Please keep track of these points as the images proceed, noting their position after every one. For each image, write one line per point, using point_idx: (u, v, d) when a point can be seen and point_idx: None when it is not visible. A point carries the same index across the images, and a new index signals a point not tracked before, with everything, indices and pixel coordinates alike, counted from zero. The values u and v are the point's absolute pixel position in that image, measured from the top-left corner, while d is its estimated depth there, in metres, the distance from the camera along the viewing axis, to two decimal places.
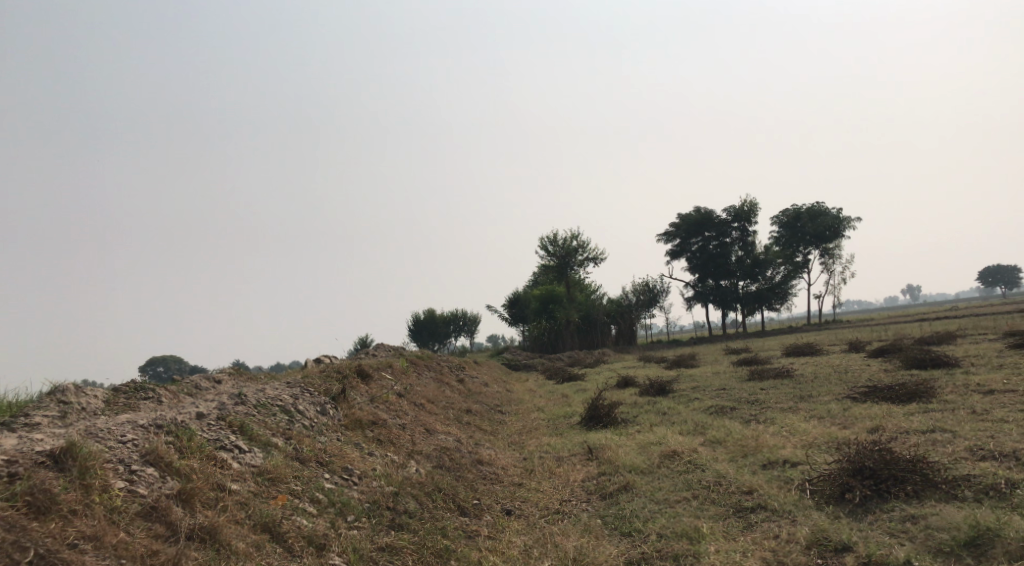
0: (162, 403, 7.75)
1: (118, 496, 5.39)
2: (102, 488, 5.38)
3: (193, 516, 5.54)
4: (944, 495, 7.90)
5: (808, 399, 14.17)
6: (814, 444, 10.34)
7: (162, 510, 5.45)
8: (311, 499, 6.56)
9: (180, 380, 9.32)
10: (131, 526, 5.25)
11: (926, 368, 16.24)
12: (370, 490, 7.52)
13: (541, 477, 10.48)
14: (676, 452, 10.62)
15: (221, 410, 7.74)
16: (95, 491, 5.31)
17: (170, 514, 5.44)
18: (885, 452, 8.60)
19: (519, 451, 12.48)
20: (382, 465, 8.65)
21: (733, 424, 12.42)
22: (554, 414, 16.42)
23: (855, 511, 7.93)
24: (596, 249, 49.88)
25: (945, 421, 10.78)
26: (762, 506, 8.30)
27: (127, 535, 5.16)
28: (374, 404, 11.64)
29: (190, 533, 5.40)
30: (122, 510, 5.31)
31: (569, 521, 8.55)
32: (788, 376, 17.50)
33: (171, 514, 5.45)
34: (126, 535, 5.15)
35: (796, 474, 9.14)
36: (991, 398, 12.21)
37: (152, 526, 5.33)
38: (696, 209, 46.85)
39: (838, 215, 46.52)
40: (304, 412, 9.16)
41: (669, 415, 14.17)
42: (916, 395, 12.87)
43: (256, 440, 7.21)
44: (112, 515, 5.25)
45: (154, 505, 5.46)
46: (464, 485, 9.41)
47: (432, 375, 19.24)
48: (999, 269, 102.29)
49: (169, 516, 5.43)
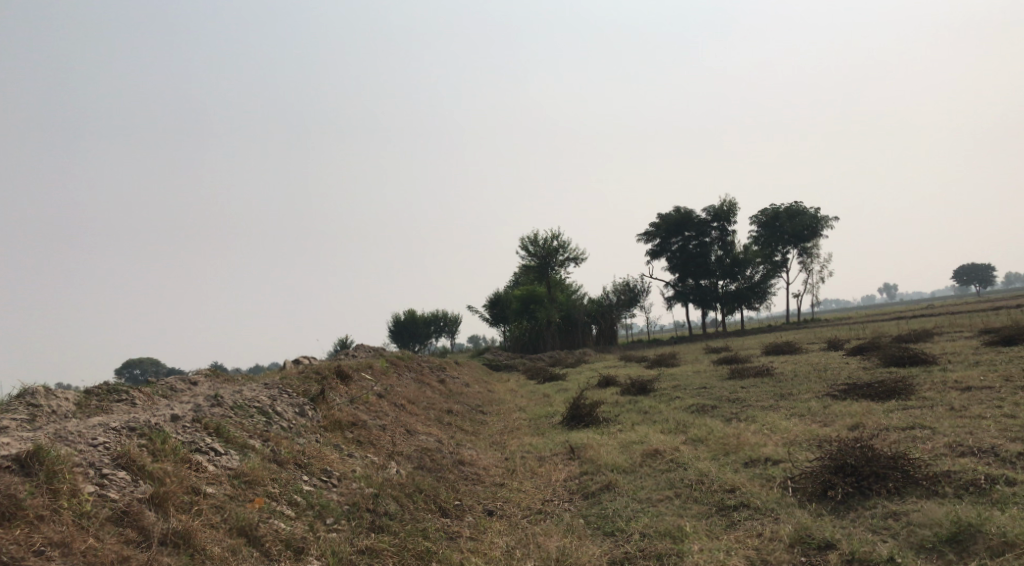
0: (136, 405, 7.60)
1: (88, 501, 5.25)
2: (71, 493, 5.23)
3: (166, 520, 5.40)
4: (925, 491, 7.92)
5: (789, 397, 14.21)
6: (796, 442, 10.35)
7: (134, 515, 5.31)
8: (289, 502, 6.44)
9: (156, 382, 9.16)
10: (102, 531, 5.11)
11: (904, 365, 16.35)
12: (350, 492, 7.40)
13: (523, 477, 10.41)
14: (658, 451, 10.59)
15: (197, 412, 7.60)
16: (63, 497, 5.17)
17: (142, 519, 5.31)
18: (866, 449, 8.60)
19: (500, 451, 12.41)
20: (362, 467, 8.53)
21: (714, 422, 12.41)
22: (536, 414, 16.36)
23: (837, 509, 7.92)
24: (579, 251, 46.41)
25: (924, 418, 10.83)
26: (745, 504, 8.27)
27: (97, 541, 5.02)
28: (354, 405, 11.53)
29: (163, 539, 5.27)
30: (92, 515, 5.16)
31: (552, 521, 8.48)
32: (768, 374, 17.57)
33: (143, 519, 5.31)
34: (96, 541, 5.01)
35: (778, 471, 9.14)
36: (968, 394, 12.30)
37: (124, 531, 5.20)
38: (676, 209, 46.98)
39: (816, 214, 46.85)
40: (282, 413, 9.04)
41: (650, 414, 14.16)
42: (895, 392, 12.94)
43: (233, 442, 7.08)
44: (82, 520, 5.10)
45: (125, 510, 5.32)
46: (446, 486, 9.31)
47: (412, 376, 19.13)
48: (973, 268, 103.55)
49: (141, 521, 5.30)
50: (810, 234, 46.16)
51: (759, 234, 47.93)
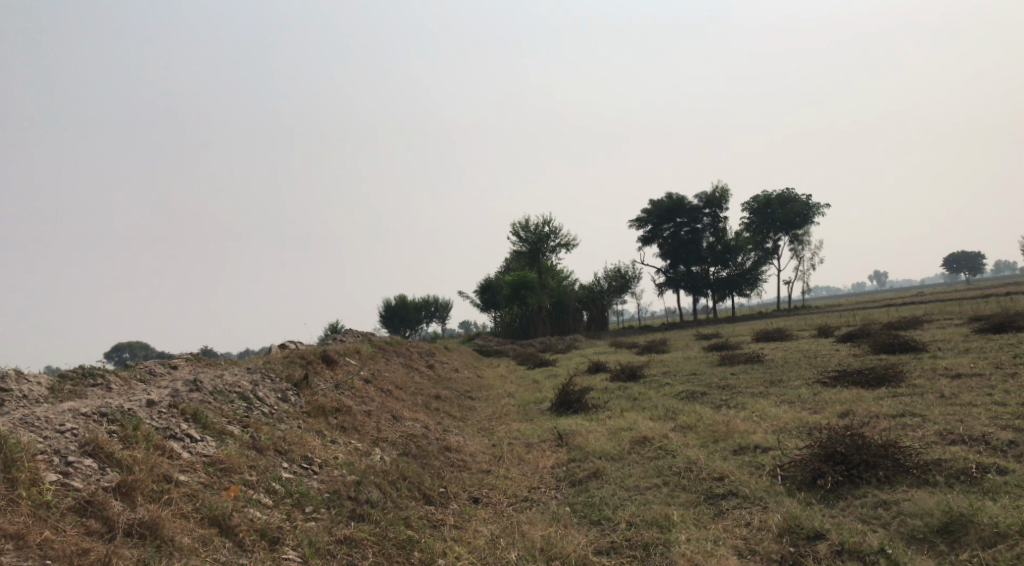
0: (111, 390, 7.41)
1: (49, 490, 5.07)
2: (31, 482, 5.06)
3: (133, 510, 5.23)
4: (916, 480, 7.82)
5: (779, 384, 14.12)
6: (785, 429, 10.25)
7: (98, 505, 5.14)
8: (267, 490, 6.29)
9: (134, 365, 8.95)
10: (62, 522, 4.93)
11: (894, 352, 16.28)
12: (331, 480, 7.24)
13: (510, 463, 10.28)
14: (647, 438, 10.48)
15: (174, 397, 7.41)
16: (22, 486, 4.99)
17: (106, 509, 5.13)
18: (856, 437, 8.49)
19: (488, 437, 12.28)
20: (344, 453, 8.37)
21: (704, 409, 12.30)
22: (525, 400, 16.24)
23: (827, 497, 7.82)
24: (568, 235, 47.05)
25: (914, 406, 10.74)
26: (733, 492, 8.16)
27: (56, 533, 4.84)
28: (339, 390, 11.35)
29: (129, 530, 5.10)
30: (53, 505, 4.99)
31: (538, 509, 8.35)
32: (758, 361, 17.47)
33: (108, 509, 5.14)
34: (54, 533, 4.84)
35: (767, 459, 9.03)
36: (959, 382, 12.22)
37: (86, 522, 5.02)
38: (667, 195, 46.91)
39: (807, 201, 46.81)
40: (264, 399, 8.86)
41: (640, 401, 14.04)
42: (884, 380, 12.87)
43: (211, 429, 6.90)
44: (41, 511, 4.93)
45: (89, 500, 5.15)
46: (431, 474, 9.16)
47: (401, 361, 18.96)
48: (962, 256, 104.00)
49: (105, 511, 5.12)
50: (801, 221, 46.14)
51: (750, 221, 47.87)
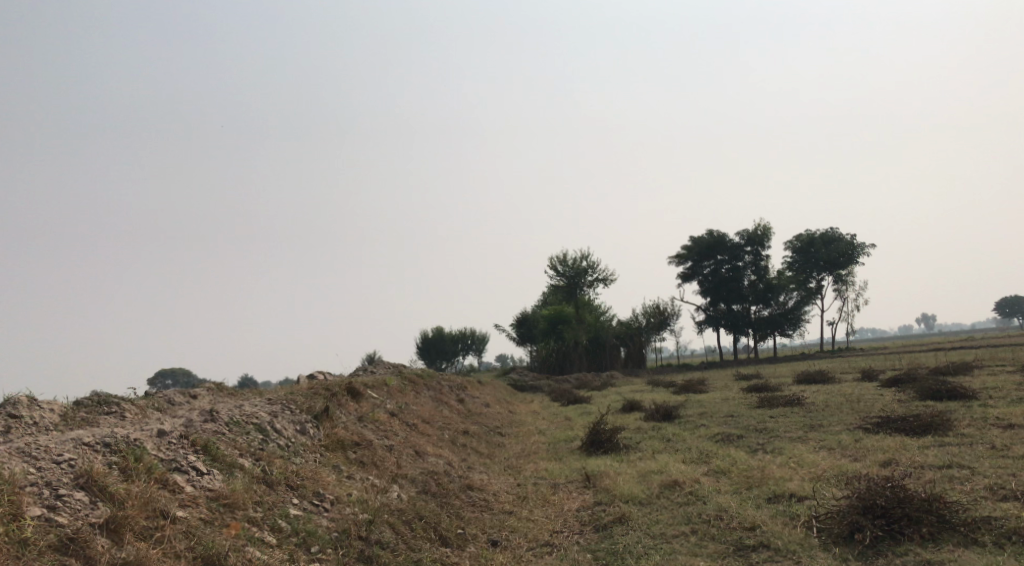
0: (125, 419, 7.29)
1: (31, 526, 4.92)
2: (13, 516, 4.91)
3: (120, 548, 5.07)
4: (962, 538, 7.33)
5: (818, 429, 13.58)
6: (823, 477, 9.78)
7: (82, 542, 4.98)
8: (271, 528, 6.12)
9: (153, 393, 8.84)
10: (40, 560, 4.76)
11: (942, 399, 15.61)
12: (342, 518, 7.00)
13: (534, 505, 9.95)
14: (677, 482, 10.06)
15: (187, 428, 7.25)
16: (3, 520, 4.85)
17: (89, 547, 4.97)
18: (898, 489, 8.01)
19: (514, 475, 11.97)
20: (359, 490, 8.12)
21: (739, 453, 11.85)
22: (555, 437, 15.88)
23: (865, 553, 7.35)
24: (606, 270, 46.82)
25: (962, 457, 10.21)
26: (765, 544, 7.73)
27: None
28: (362, 423, 11.14)
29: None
30: (32, 542, 4.83)
31: (558, 555, 8.01)
32: (798, 404, 16.88)
33: (91, 547, 4.98)
34: None
35: (802, 509, 8.58)
36: (1010, 433, 11.62)
37: (67, 560, 4.86)
38: (708, 232, 46.39)
39: (852, 240, 45.98)
40: (282, 431, 8.69)
41: (673, 442, 13.62)
42: (930, 428, 12.29)
43: (220, 461, 6.74)
44: (19, 548, 4.76)
45: (72, 537, 5.00)
46: (450, 513, 8.88)
47: (431, 394, 18.74)
48: (1016, 300, 101.22)
49: (87, 549, 4.96)
50: (845, 261, 45.33)
51: (792, 260, 47.10)
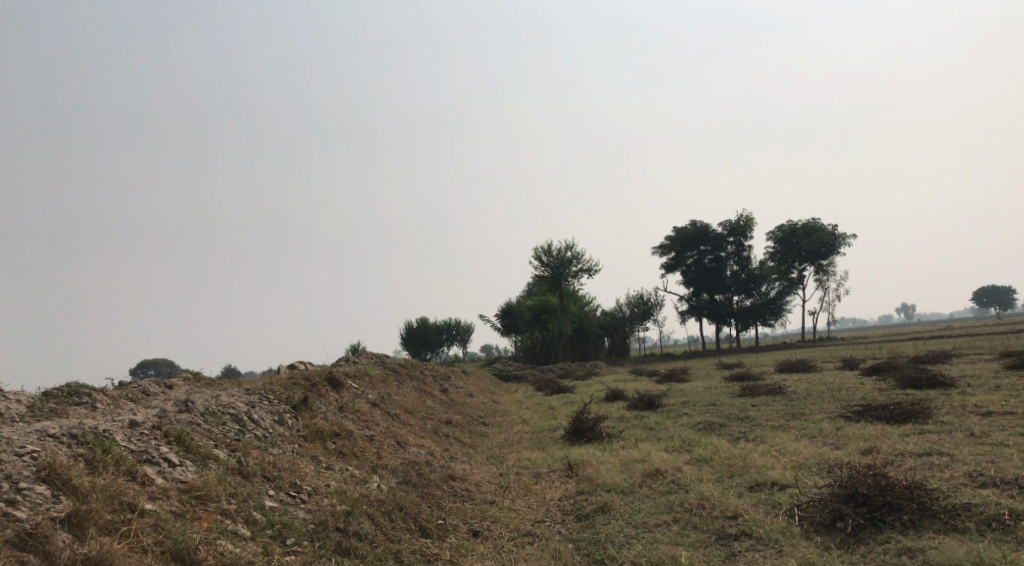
0: (96, 410, 7.12)
1: None
2: None
3: (82, 543, 4.95)
4: (943, 525, 7.31)
5: (800, 417, 13.59)
6: (805, 465, 9.76)
7: (41, 538, 4.84)
8: (245, 520, 6.02)
9: (127, 383, 8.64)
10: None
11: (922, 387, 15.68)
12: (319, 509, 6.88)
13: (516, 494, 9.86)
14: (659, 471, 10.02)
15: (160, 418, 7.09)
16: None
17: (48, 543, 4.83)
18: (880, 477, 7.99)
19: (496, 465, 11.87)
20: (338, 481, 8.01)
21: (721, 441, 11.84)
22: (539, 427, 15.80)
23: (847, 541, 7.32)
24: (590, 261, 46.81)
25: (942, 444, 10.23)
26: (747, 533, 7.69)
27: None
28: (342, 414, 11.00)
29: None
30: None
31: (539, 545, 7.93)
32: (780, 393, 16.90)
33: (51, 543, 4.84)
34: None
35: (784, 497, 8.56)
36: (989, 420, 11.67)
37: (25, 556, 4.72)
38: (692, 223, 46.42)
39: (834, 231, 46.22)
40: (259, 421, 8.53)
41: (656, 431, 13.59)
42: (911, 415, 12.33)
43: (194, 452, 6.60)
44: None
45: (32, 532, 4.86)
46: (430, 504, 8.78)
47: (414, 384, 18.59)
48: (994, 290, 102.39)
49: (47, 545, 4.82)
50: (827, 251, 45.59)
51: (775, 251, 47.27)
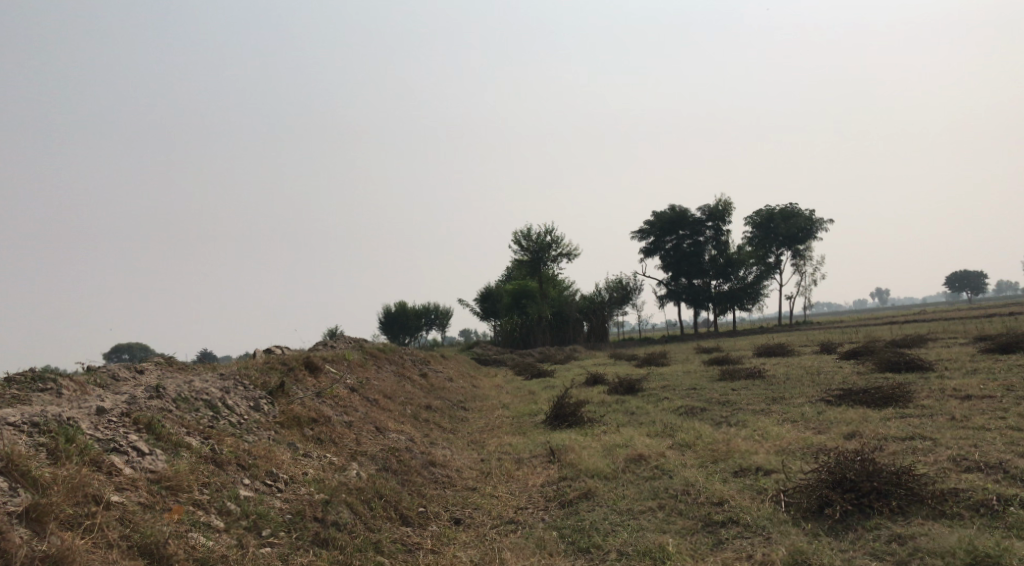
0: (61, 397, 6.83)
1: None
2: None
3: (43, 540, 4.70)
4: (931, 511, 7.22)
5: (781, 401, 13.53)
6: (789, 450, 9.66)
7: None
8: (219, 511, 5.79)
9: (96, 368, 8.33)
10: None
11: (900, 371, 15.71)
12: (296, 499, 6.66)
13: (498, 480, 9.68)
14: (643, 456, 9.88)
15: (129, 405, 6.81)
16: None
17: (6, 539, 4.58)
18: (867, 463, 7.88)
19: (477, 450, 11.69)
20: (315, 469, 7.78)
21: (703, 426, 11.73)
22: (519, 411, 15.64)
23: (835, 528, 7.21)
24: (569, 245, 46.66)
25: (924, 428, 10.18)
26: (733, 520, 7.55)
27: None
28: (320, 399, 10.74)
29: (29, 563, 4.55)
30: None
31: (522, 533, 7.74)
32: (759, 377, 16.87)
33: (8, 539, 4.59)
34: None
35: (770, 483, 8.44)
36: (969, 403, 11.66)
37: None
38: (671, 207, 46.35)
39: (811, 216, 46.36)
40: (233, 408, 8.27)
41: (637, 416, 13.47)
42: (891, 399, 12.29)
43: (165, 440, 6.33)
44: None
45: None
46: (411, 491, 8.58)
47: (393, 369, 18.36)
48: (966, 275, 103.78)
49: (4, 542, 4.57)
50: (803, 236, 45.77)
51: (752, 235, 47.36)
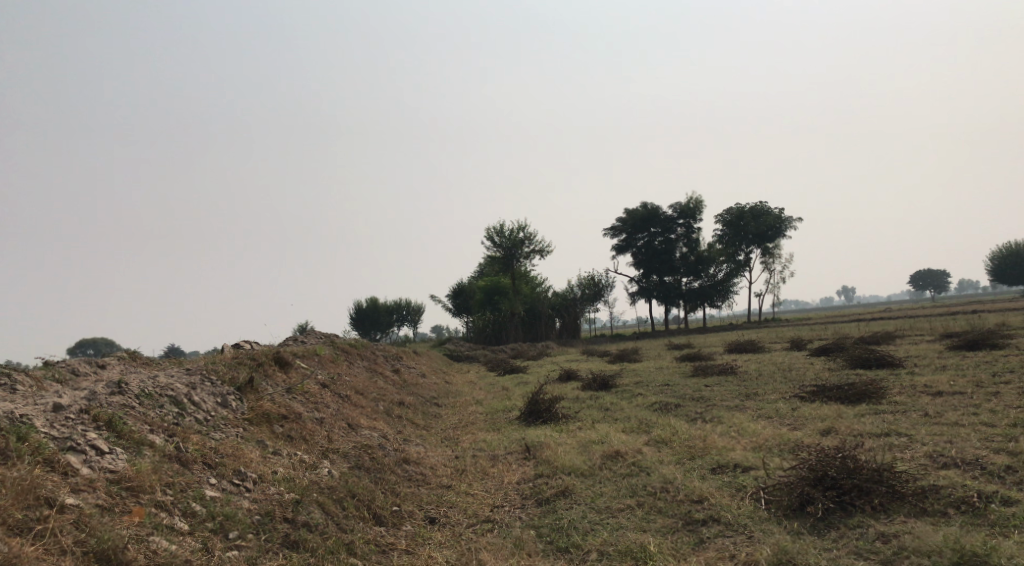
0: (17, 393, 6.50)
1: None
2: None
3: None
4: (913, 509, 7.14)
5: (755, 397, 13.47)
6: (766, 447, 9.56)
7: None
8: (184, 512, 5.54)
9: (55, 362, 7.98)
10: None
11: (870, 367, 15.75)
12: (265, 499, 6.40)
13: (473, 478, 9.47)
14: (620, 453, 9.71)
15: (89, 401, 6.50)
16: None
17: None
18: (848, 460, 7.78)
19: (451, 447, 11.46)
20: (285, 467, 7.52)
21: (678, 422, 11.61)
22: (493, 407, 15.43)
23: (817, 526, 7.10)
24: (543, 243, 46.43)
25: (899, 424, 10.14)
26: (715, 518, 7.41)
27: None
28: (290, 395, 10.44)
29: None
30: None
31: (499, 532, 7.54)
32: (732, 373, 16.84)
33: None
34: None
35: (749, 480, 8.33)
36: (941, 400, 11.67)
37: None
38: (643, 205, 46.41)
39: (780, 215, 46.68)
40: (200, 404, 7.96)
41: (611, 412, 13.35)
42: (865, 395, 12.27)
43: (127, 438, 6.04)
44: None
45: None
46: (384, 490, 8.33)
47: (365, 365, 18.05)
48: (931, 274, 105.38)
49: None
50: (773, 234, 46.04)
51: (723, 233, 47.59)
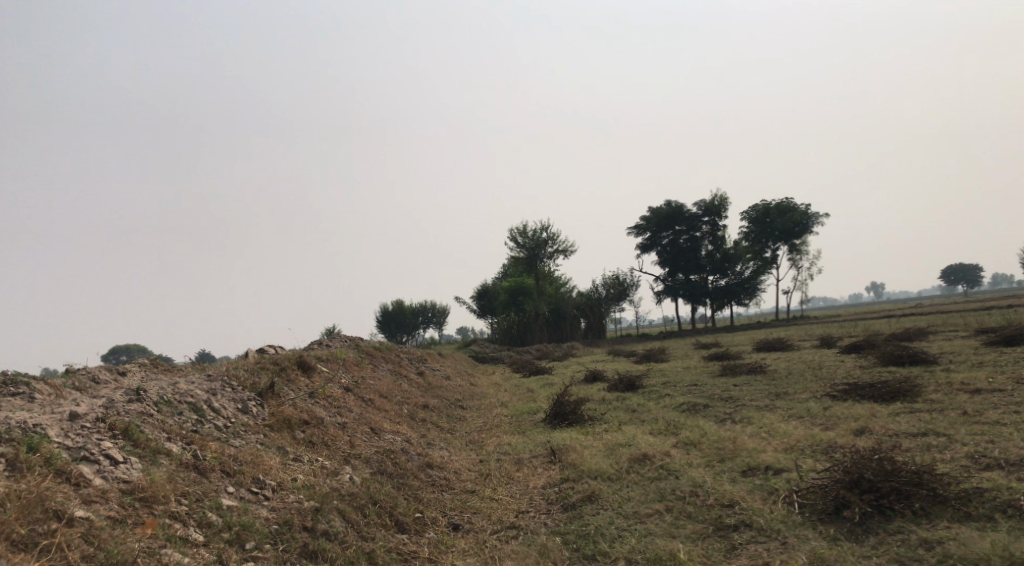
0: (34, 402, 6.43)
1: None
2: None
3: None
4: (955, 513, 6.85)
5: (785, 397, 13.15)
6: (798, 448, 9.27)
7: None
8: (199, 523, 5.41)
9: (76, 370, 7.92)
10: None
11: (904, 364, 15.33)
12: (284, 507, 6.26)
13: (498, 483, 9.28)
14: (647, 456, 9.47)
15: (106, 409, 6.41)
16: None
17: None
18: (885, 461, 7.49)
19: (476, 451, 11.29)
20: (306, 474, 7.38)
21: (707, 423, 11.34)
22: (518, 410, 15.24)
23: (855, 532, 6.83)
24: (568, 242, 46.16)
25: (937, 424, 9.80)
26: (746, 523, 7.16)
27: None
28: (313, 399, 10.32)
29: None
30: None
31: (524, 540, 7.34)
32: (761, 372, 16.50)
33: None
34: None
35: (781, 483, 8.06)
36: (979, 397, 11.29)
37: None
38: (667, 203, 45.97)
39: (807, 211, 45.99)
40: (220, 410, 7.86)
41: (638, 413, 13.09)
42: (899, 393, 11.91)
43: (143, 447, 5.94)
44: None
45: None
46: (407, 496, 8.17)
47: (389, 367, 17.94)
48: (964, 269, 103.43)
49: None
50: (800, 230, 45.37)
51: (749, 231, 47.00)
